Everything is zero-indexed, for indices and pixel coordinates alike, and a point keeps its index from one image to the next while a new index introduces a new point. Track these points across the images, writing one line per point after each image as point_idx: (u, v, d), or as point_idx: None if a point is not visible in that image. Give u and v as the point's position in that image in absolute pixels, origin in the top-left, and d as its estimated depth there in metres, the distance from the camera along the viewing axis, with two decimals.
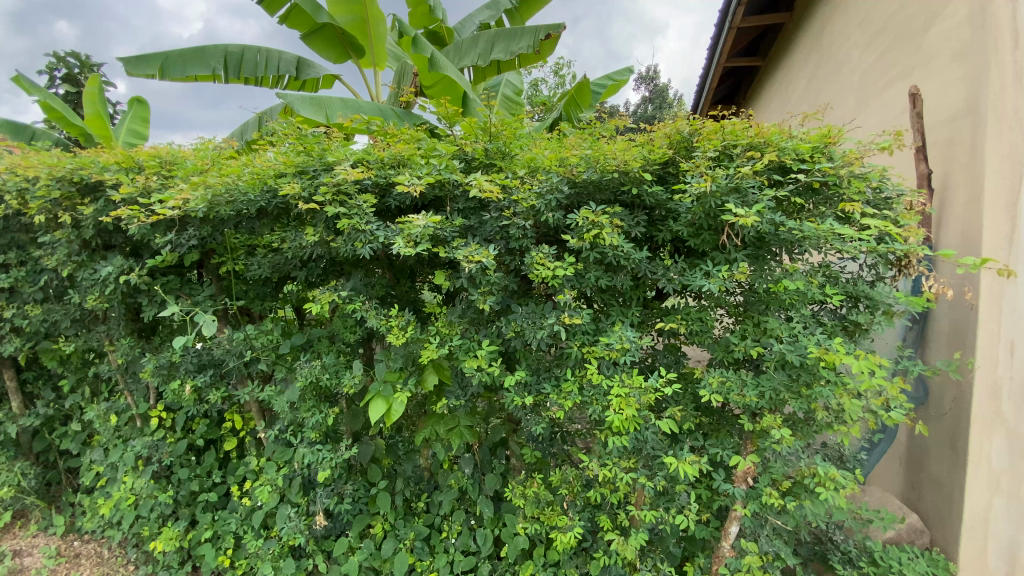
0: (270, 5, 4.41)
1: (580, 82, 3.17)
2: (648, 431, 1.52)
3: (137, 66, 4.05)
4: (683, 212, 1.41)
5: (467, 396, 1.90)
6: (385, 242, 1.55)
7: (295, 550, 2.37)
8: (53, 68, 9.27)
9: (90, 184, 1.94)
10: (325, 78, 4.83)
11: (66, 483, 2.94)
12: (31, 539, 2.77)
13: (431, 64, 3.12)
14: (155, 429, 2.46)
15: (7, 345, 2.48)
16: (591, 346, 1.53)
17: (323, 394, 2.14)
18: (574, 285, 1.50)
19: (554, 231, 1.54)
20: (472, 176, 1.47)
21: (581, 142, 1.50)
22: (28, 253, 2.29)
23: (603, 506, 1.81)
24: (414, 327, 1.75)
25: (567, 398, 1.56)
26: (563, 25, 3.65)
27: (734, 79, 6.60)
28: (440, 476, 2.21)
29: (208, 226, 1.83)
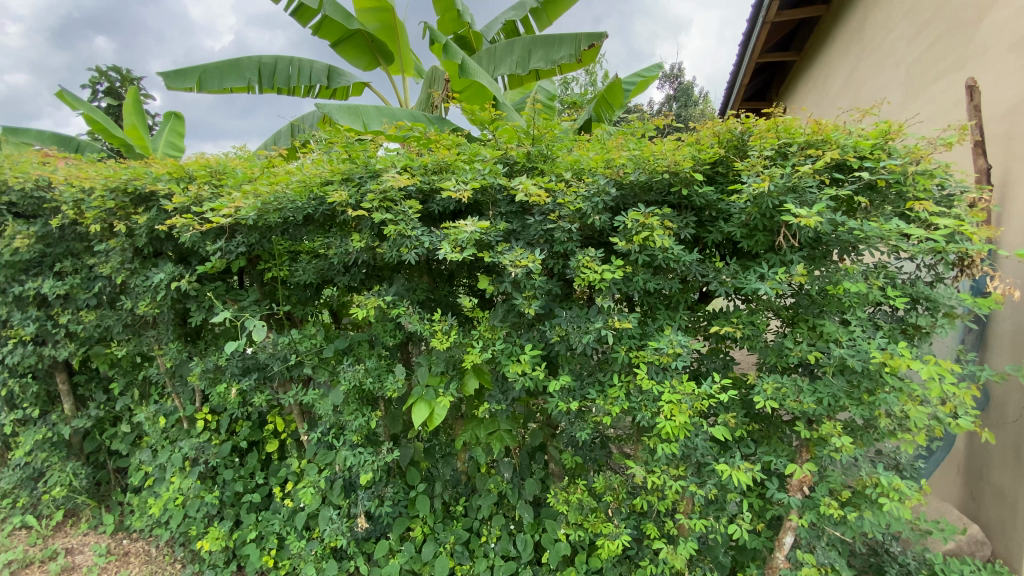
0: (302, 16, 4.53)
1: (612, 82, 3.14)
2: (699, 438, 1.49)
3: (176, 79, 4.18)
4: (736, 213, 1.37)
5: (508, 401, 1.88)
6: (430, 247, 1.56)
7: (337, 551, 2.40)
8: (96, 82, 9.74)
9: (142, 194, 2.00)
10: (355, 86, 4.93)
11: (114, 482, 3.05)
12: (82, 537, 2.88)
13: (461, 71, 3.13)
14: (201, 430, 2.52)
15: (62, 349, 2.59)
16: (639, 350, 1.50)
17: (366, 397, 2.17)
18: (621, 288, 1.47)
19: (600, 234, 1.51)
20: (517, 180, 1.45)
21: (628, 143, 1.47)
22: (83, 261, 2.39)
23: (649, 513, 1.78)
24: (457, 331, 1.76)
25: (613, 403, 1.54)
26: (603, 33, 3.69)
27: (766, 74, 6.45)
28: (479, 481, 2.20)
29: (256, 233, 1.87)
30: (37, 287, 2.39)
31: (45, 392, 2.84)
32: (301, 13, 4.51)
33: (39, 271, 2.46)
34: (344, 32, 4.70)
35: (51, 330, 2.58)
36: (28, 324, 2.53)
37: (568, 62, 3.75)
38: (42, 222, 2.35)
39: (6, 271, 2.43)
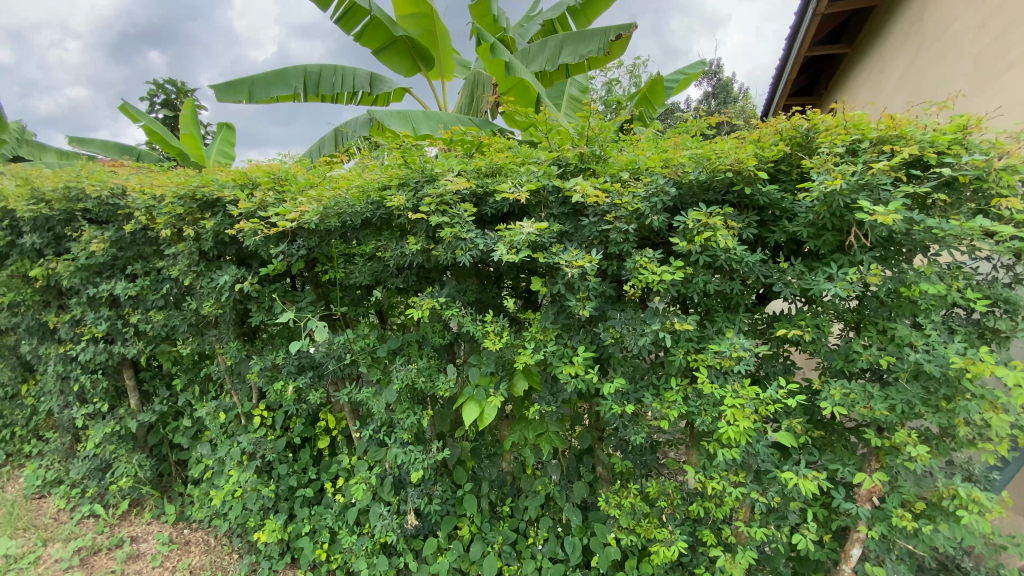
0: (346, 22, 4.65)
1: (654, 78, 3.40)
2: (761, 444, 1.45)
3: (227, 92, 4.35)
4: (803, 212, 1.33)
5: (557, 403, 1.86)
6: (485, 250, 1.58)
7: (386, 547, 2.46)
8: (154, 96, 10.36)
9: (209, 200, 2.10)
10: (396, 91, 5.06)
11: (175, 474, 3.20)
12: (146, 526, 3.04)
13: (507, 70, 3.24)
14: (258, 426, 2.62)
15: (131, 347, 2.75)
16: (698, 353, 1.47)
17: (417, 397, 2.22)
18: (679, 290, 1.45)
19: (657, 234, 1.49)
20: (573, 181, 1.44)
21: (686, 143, 1.44)
22: (153, 264, 2.52)
23: (704, 520, 1.75)
24: (509, 332, 1.77)
25: (671, 407, 1.51)
26: (634, 25, 3.74)
27: (814, 67, 6.23)
28: (526, 482, 2.20)
29: (315, 237, 1.94)
30: (111, 288, 2.54)
31: (113, 387, 3.02)
32: (344, 19, 4.62)
33: (111, 273, 2.62)
34: (387, 38, 4.81)
35: (121, 329, 2.74)
36: (100, 323, 2.70)
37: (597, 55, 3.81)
38: (116, 227, 2.49)
39: (82, 274, 2.60)
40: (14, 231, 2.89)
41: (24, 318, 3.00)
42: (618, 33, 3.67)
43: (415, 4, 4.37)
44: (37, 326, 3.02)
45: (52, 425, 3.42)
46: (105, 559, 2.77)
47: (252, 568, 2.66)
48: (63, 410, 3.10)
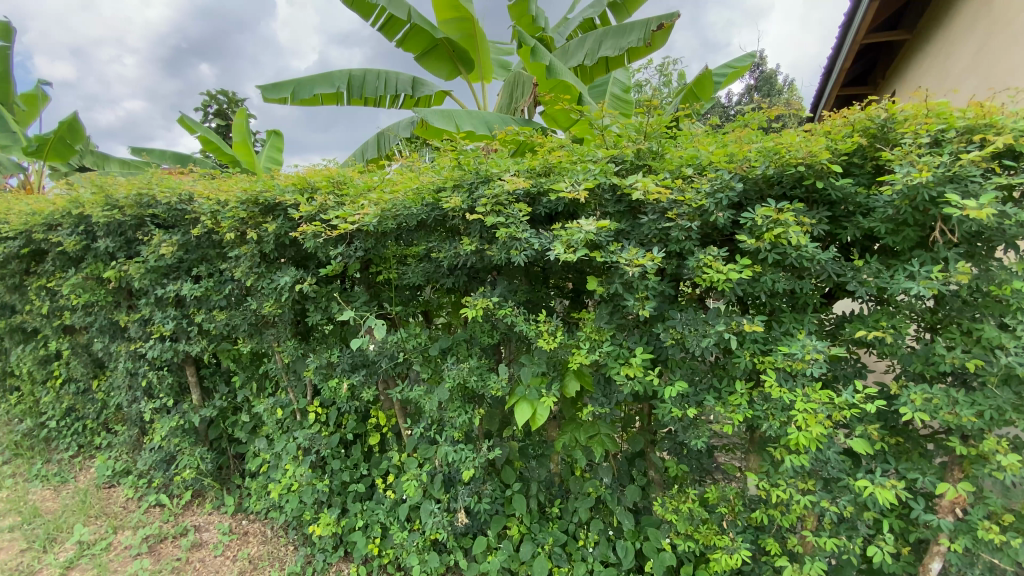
0: (389, 30, 4.77)
1: (702, 75, 3.35)
2: (831, 451, 1.40)
3: (273, 91, 4.51)
4: (880, 207, 1.27)
5: (611, 405, 1.82)
6: (540, 249, 1.57)
7: (437, 544, 2.50)
8: (208, 106, 10.92)
9: (271, 204, 2.19)
10: (437, 95, 5.13)
11: (233, 467, 3.34)
12: (208, 516, 3.19)
13: (549, 72, 3.26)
14: (313, 422, 2.70)
15: (196, 345, 2.89)
16: (764, 355, 1.42)
17: (468, 395, 2.24)
18: (745, 289, 1.40)
19: (721, 231, 1.44)
20: (633, 177, 1.40)
21: (751, 137, 1.40)
22: (216, 266, 2.63)
23: (768, 527, 1.69)
24: (563, 332, 1.76)
25: (735, 411, 1.47)
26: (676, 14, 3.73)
27: (869, 54, 5.93)
28: (576, 484, 2.17)
29: (372, 238, 2.00)
30: (178, 289, 2.67)
31: (177, 383, 3.17)
32: (387, 28, 4.74)
33: (178, 274, 2.76)
34: (428, 43, 4.90)
35: (186, 328, 2.88)
36: (168, 322, 2.85)
37: (638, 46, 3.84)
38: (182, 232, 2.62)
39: (151, 275, 2.75)
40: (89, 236, 3.08)
41: (97, 317, 3.20)
42: (658, 22, 3.70)
43: (455, 8, 4.46)
44: (109, 325, 3.21)
45: (121, 419, 3.64)
46: (171, 547, 2.93)
47: (307, 560, 2.74)
48: (132, 405, 3.29)
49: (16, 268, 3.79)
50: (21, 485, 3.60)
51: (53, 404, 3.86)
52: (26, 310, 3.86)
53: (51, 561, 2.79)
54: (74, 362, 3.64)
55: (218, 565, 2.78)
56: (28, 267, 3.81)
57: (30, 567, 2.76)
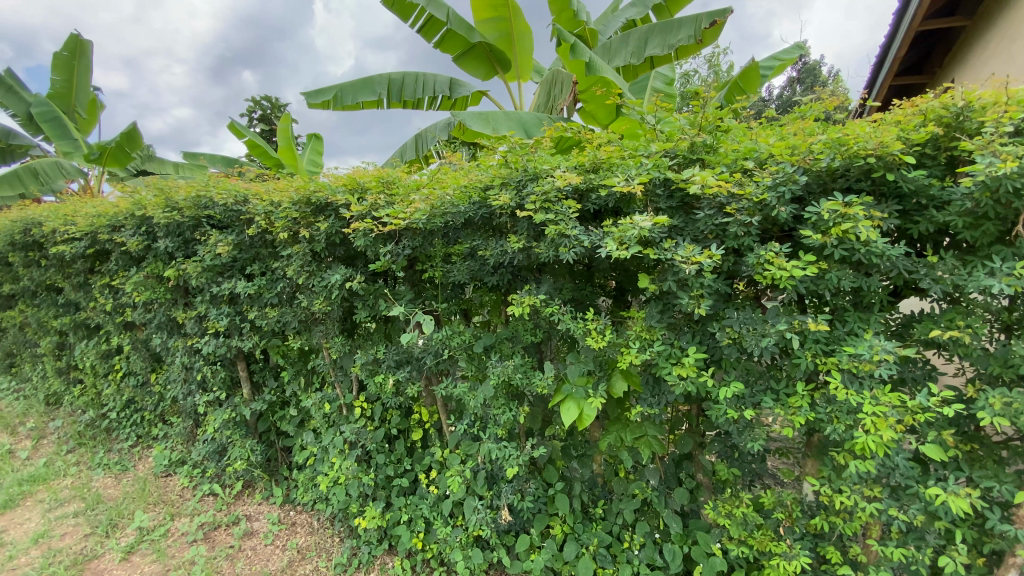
0: (427, 31, 4.83)
1: (749, 67, 3.27)
2: (899, 457, 1.34)
3: (316, 96, 4.66)
4: (958, 200, 1.20)
5: (661, 406, 1.77)
6: (589, 246, 1.54)
7: (479, 540, 2.52)
8: (253, 111, 11.39)
9: (321, 204, 2.26)
10: (474, 95, 5.18)
11: (281, 459, 3.44)
12: (258, 506, 3.31)
13: (589, 69, 3.22)
14: (358, 416, 2.77)
15: (248, 340, 3.00)
16: (827, 356, 1.37)
17: (511, 393, 2.24)
18: (807, 287, 1.35)
19: (781, 227, 1.39)
20: (690, 171, 1.36)
21: (813, 129, 1.35)
22: (268, 265, 2.72)
23: (828, 534, 1.63)
24: (612, 330, 1.70)
25: (796, 414, 1.43)
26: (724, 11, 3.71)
27: (926, 42, 5.64)
28: (621, 485, 2.14)
29: (419, 237, 2.05)
30: (232, 287, 2.78)
31: (229, 377, 3.30)
32: (425, 29, 4.80)
33: (232, 273, 2.87)
34: (466, 44, 4.92)
35: (239, 324, 3.00)
36: (222, 319, 2.97)
37: (687, 43, 3.82)
38: (237, 232, 2.73)
39: (207, 274, 2.87)
40: (150, 237, 3.24)
41: (156, 314, 3.37)
42: (710, 19, 3.66)
43: (494, 7, 4.51)
44: (167, 322, 3.37)
45: (176, 411, 3.81)
46: (224, 534, 3.05)
47: (352, 551, 2.80)
48: (187, 397, 3.44)
49: (82, 267, 4.02)
50: (86, 472, 3.82)
51: (115, 396, 4.11)
52: (90, 307, 4.09)
53: (113, 546, 2.95)
54: (134, 356, 3.83)
55: (268, 554, 2.87)
56: (93, 267, 4.04)
57: (95, 550, 2.93)
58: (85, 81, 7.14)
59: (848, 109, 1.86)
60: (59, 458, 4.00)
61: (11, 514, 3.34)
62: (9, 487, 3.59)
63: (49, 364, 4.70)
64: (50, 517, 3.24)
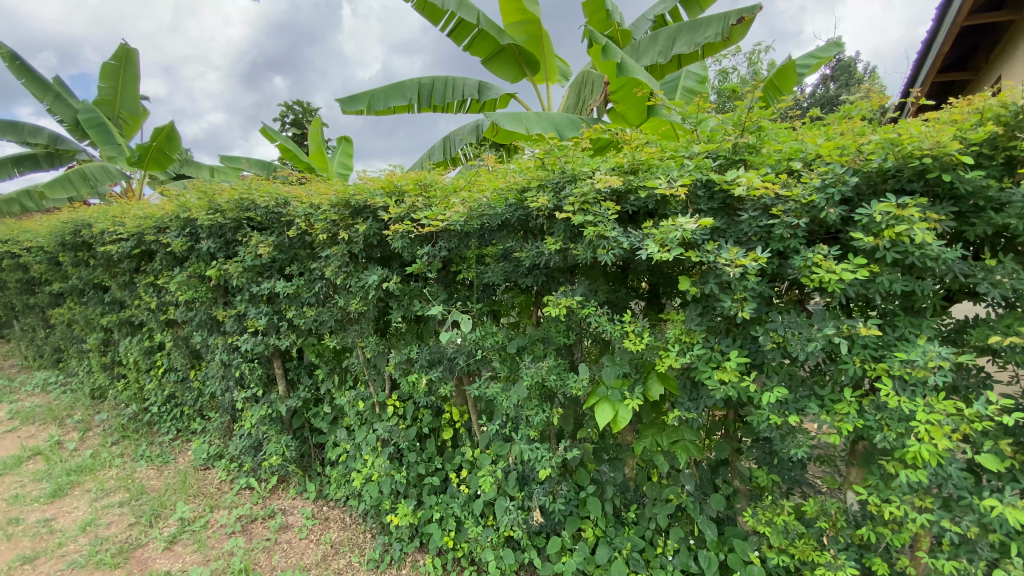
0: (457, 35, 4.88)
1: (785, 65, 3.21)
2: (953, 467, 1.29)
3: (350, 104, 4.74)
4: (1018, 200, 1.16)
5: (699, 410, 1.74)
6: (629, 248, 1.53)
7: (510, 540, 2.53)
8: (285, 115, 11.74)
9: (360, 207, 2.31)
10: (502, 98, 5.21)
11: (314, 455, 3.50)
12: (292, 500, 3.39)
13: (620, 70, 3.18)
14: (391, 415, 2.81)
15: (286, 338, 3.09)
16: (877, 362, 1.33)
17: (545, 394, 2.23)
18: (857, 290, 1.31)
19: (829, 228, 1.36)
20: (735, 173, 1.34)
21: (863, 128, 1.32)
22: (306, 266, 2.79)
23: (873, 545, 1.61)
24: (650, 333, 1.67)
25: (843, 421, 1.40)
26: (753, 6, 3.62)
27: (972, 36, 5.42)
28: (654, 490, 2.12)
29: (455, 238, 2.08)
30: (272, 287, 2.87)
31: (266, 374, 3.40)
32: (455, 34, 4.84)
33: (271, 273, 2.95)
34: (495, 46, 4.95)
35: (277, 323, 3.09)
36: (261, 317, 3.06)
37: (715, 40, 3.75)
38: (277, 233, 2.81)
39: (248, 274, 2.96)
40: (193, 238, 3.36)
41: (198, 312, 3.49)
42: (738, 15, 3.60)
43: (521, 10, 4.53)
44: (207, 320, 3.49)
45: (214, 406, 3.94)
46: (261, 527, 3.13)
47: (384, 548, 2.85)
48: (225, 393, 3.56)
49: (127, 267, 4.19)
50: (130, 463, 3.98)
51: (157, 391, 4.27)
52: (134, 305, 4.27)
53: (157, 535, 3.07)
54: (175, 352, 3.97)
55: (303, 548, 2.94)
56: (137, 266, 4.21)
57: (139, 539, 3.05)
58: (129, 91, 7.43)
59: (888, 107, 1.81)
60: (104, 450, 4.17)
61: (60, 503, 3.50)
62: (59, 477, 3.76)
63: (95, 360, 4.92)
64: (97, 507, 3.39)
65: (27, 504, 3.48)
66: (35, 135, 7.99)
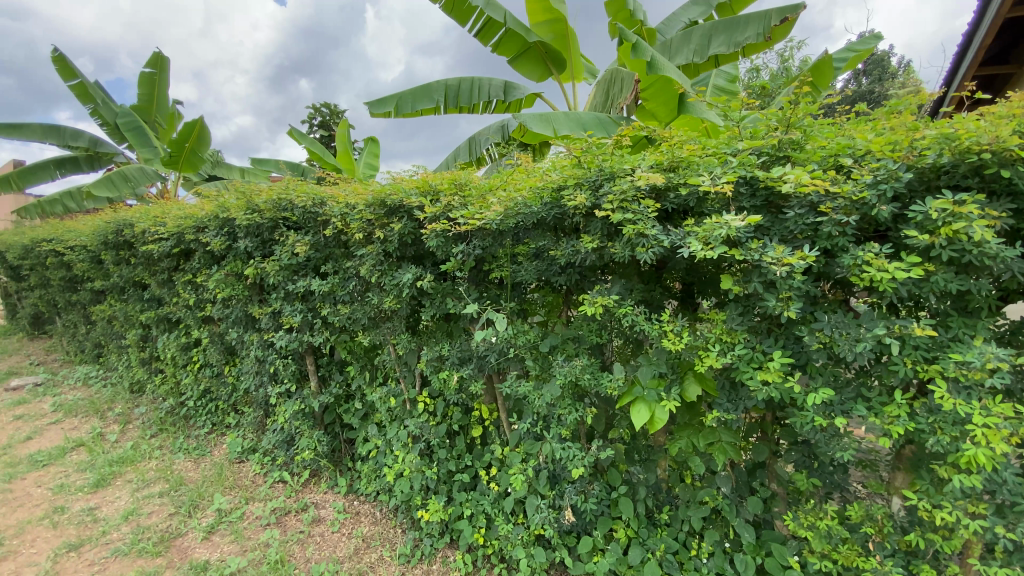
0: (484, 35, 4.90)
1: (823, 60, 3.13)
2: (1009, 472, 1.26)
3: (379, 106, 4.81)
4: None
5: (739, 412, 1.70)
6: (669, 246, 1.52)
7: (541, 539, 2.53)
8: (313, 117, 11.99)
9: (395, 206, 2.35)
10: (528, 97, 5.22)
11: (345, 450, 3.56)
12: (323, 494, 3.46)
13: (650, 68, 3.12)
14: (422, 411, 2.85)
15: (320, 335, 3.15)
16: (929, 364, 1.30)
17: (577, 393, 2.23)
18: (909, 290, 1.28)
19: (878, 226, 1.33)
20: (781, 170, 1.32)
21: (915, 123, 1.29)
22: (341, 264, 2.85)
23: (921, 552, 1.57)
24: (689, 333, 1.65)
25: (893, 423, 1.36)
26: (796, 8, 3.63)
27: (1016, 28, 5.21)
28: (689, 491, 2.10)
29: (489, 237, 2.09)
30: (307, 285, 2.94)
31: (299, 370, 3.47)
32: (483, 34, 4.87)
33: (306, 271, 3.02)
34: (521, 45, 4.95)
35: (311, 320, 3.15)
36: (296, 315, 3.13)
37: (754, 41, 3.76)
38: (313, 233, 2.87)
39: (284, 272, 3.04)
40: (230, 237, 3.46)
41: (234, 310, 3.58)
42: (780, 16, 3.60)
43: (548, 10, 4.53)
44: (243, 317, 3.58)
45: (248, 401, 4.04)
46: (294, 520, 3.20)
47: (415, 543, 2.88)
48: (260, 388, 3.65)
49: (167, 265, 4.34)
50: (168, 455, 4.11)
51: (193, 385, 4.40)
52: (172, 302, 4.41)
53: (195, 526, 3.17)
54: (211, 348, 4.09)
55: (335, 541, 2.99)
56: (176, 264, 4.35)
57: (179, 529, 3.15)
58: (166, 95, 7.68)
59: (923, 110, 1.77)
60: (144, 442, 4.32)
61: (104, 492, 3.64)
62: (102, 468, 3.91)
63: (135, 355, 5.09)
64: (138, 497, 3.51)
65: (72, 493, 3.63)
66: (75, 138, 8.30)
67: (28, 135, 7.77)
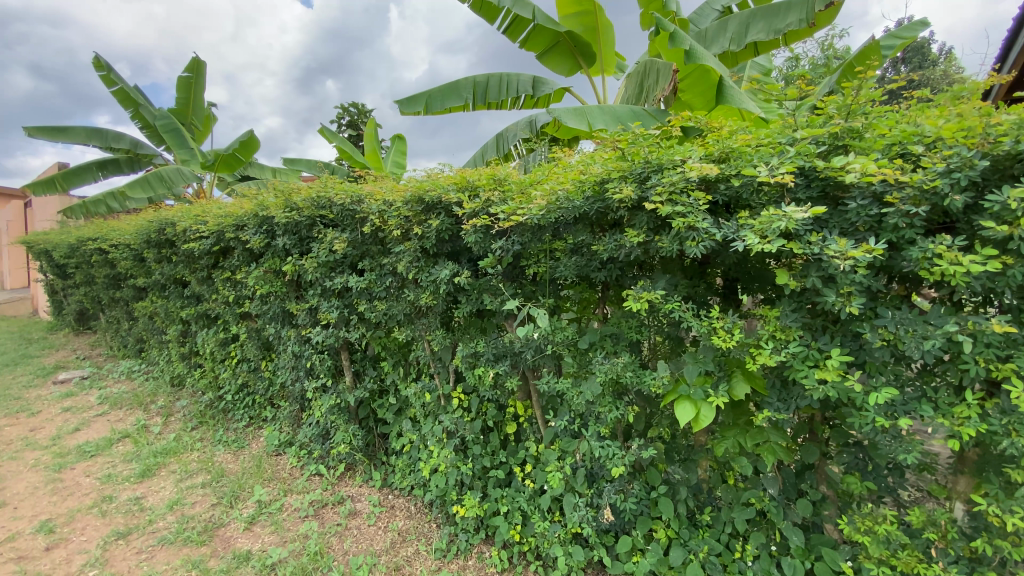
0: (513, 31, 4.89)
1: (870, 45, 3.00)
2: None
3: (408, 104, 4.82)
4: None
5: (790, 411, 1.65)
6: (720, 239, 1.48)
7: (578, 537, 2.52)
8: (341, 118, 12.19)
9: (431, 202, 2.35)
10: (557, 92, 5.18)
11: (379, 445, 3.59)
12: (359, 488, 3.50)
13: (687, 58, 3.04)
14: (456, 407, 2.86)
15: (355, 331, 3.19)
16: (1003, 363, 1.23)
17: (617, 391, 2.19)
18: (983, 284, 1.22)
19: (948, 216, 1.27)
20: (843, 159, 1.27)
21: (989, 107, 1.22)
22: (377, 260, 2.88)
23: (988, 559, 1.50)
24: (739, 330, 1.60)
25: (963, 425, 1.30)
26: None
27: None
28: (733, 492, 2.04)
29: (528, 232, 2.08)
30: (344, 281, 2.98)
31: (334, 366, 3.52)
32: (511, 29, 4.85)
33: (343, 268, 3.06)
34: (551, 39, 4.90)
35: (347, 316, 3.20)
36: (333, 310, 3.18)
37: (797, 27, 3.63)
38: (351, 230, 2.91)
39: (322, 269, 3.08)
40: (269, 235, 3.53)
41: (272, 306, 3.66)
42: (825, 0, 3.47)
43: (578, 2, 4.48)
44: (280, 313, 3.65)
45: (284, 396, 4.13)
46: (331, 513, 3.26)
47: (450, 538, 2.90)
48: (296, 383, 3.72)
49: (206, 262, 4.46)
50: (209, 447, 4.24)
51: (231, 380, 4.52)
52: (212, 299, 4.54)
53: (237, 516, 3.25)
54: (249, 343, 4.19)
55: (371, 534, 3.03)
56: (215, 261, 4.46)
57: (221, 519, 3.24)
58: (202, 97, 7.89)
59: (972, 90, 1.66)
60: (186, 434, 4.47)
61: (149, 482, 3.78)
62: (147, 458, 4.05)
63: (175, 350, 5.27)
64: (183, 487, 3.63)
65: (120, 482, 3.78)
66: (117, 140, 8.63)
67: (73, 139, 8.10)
